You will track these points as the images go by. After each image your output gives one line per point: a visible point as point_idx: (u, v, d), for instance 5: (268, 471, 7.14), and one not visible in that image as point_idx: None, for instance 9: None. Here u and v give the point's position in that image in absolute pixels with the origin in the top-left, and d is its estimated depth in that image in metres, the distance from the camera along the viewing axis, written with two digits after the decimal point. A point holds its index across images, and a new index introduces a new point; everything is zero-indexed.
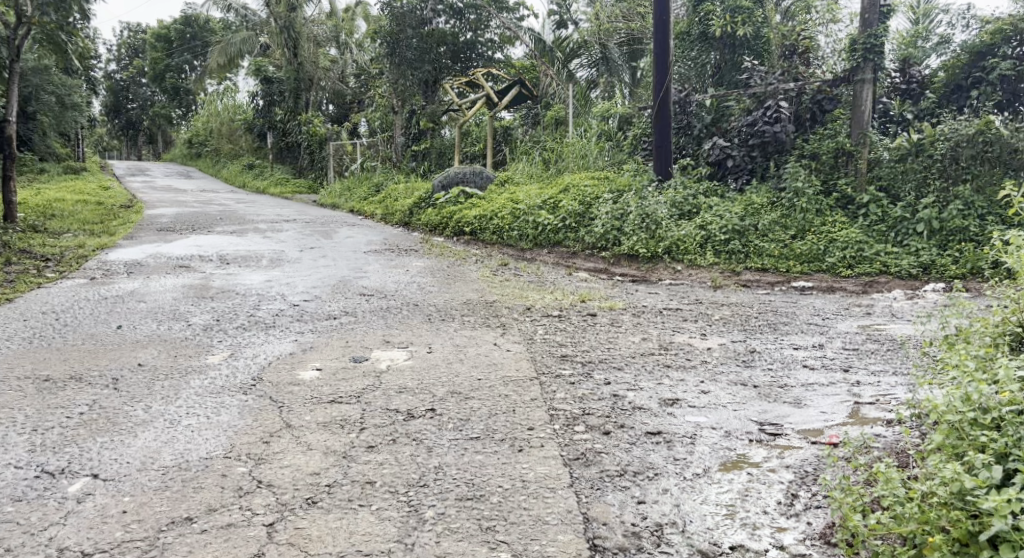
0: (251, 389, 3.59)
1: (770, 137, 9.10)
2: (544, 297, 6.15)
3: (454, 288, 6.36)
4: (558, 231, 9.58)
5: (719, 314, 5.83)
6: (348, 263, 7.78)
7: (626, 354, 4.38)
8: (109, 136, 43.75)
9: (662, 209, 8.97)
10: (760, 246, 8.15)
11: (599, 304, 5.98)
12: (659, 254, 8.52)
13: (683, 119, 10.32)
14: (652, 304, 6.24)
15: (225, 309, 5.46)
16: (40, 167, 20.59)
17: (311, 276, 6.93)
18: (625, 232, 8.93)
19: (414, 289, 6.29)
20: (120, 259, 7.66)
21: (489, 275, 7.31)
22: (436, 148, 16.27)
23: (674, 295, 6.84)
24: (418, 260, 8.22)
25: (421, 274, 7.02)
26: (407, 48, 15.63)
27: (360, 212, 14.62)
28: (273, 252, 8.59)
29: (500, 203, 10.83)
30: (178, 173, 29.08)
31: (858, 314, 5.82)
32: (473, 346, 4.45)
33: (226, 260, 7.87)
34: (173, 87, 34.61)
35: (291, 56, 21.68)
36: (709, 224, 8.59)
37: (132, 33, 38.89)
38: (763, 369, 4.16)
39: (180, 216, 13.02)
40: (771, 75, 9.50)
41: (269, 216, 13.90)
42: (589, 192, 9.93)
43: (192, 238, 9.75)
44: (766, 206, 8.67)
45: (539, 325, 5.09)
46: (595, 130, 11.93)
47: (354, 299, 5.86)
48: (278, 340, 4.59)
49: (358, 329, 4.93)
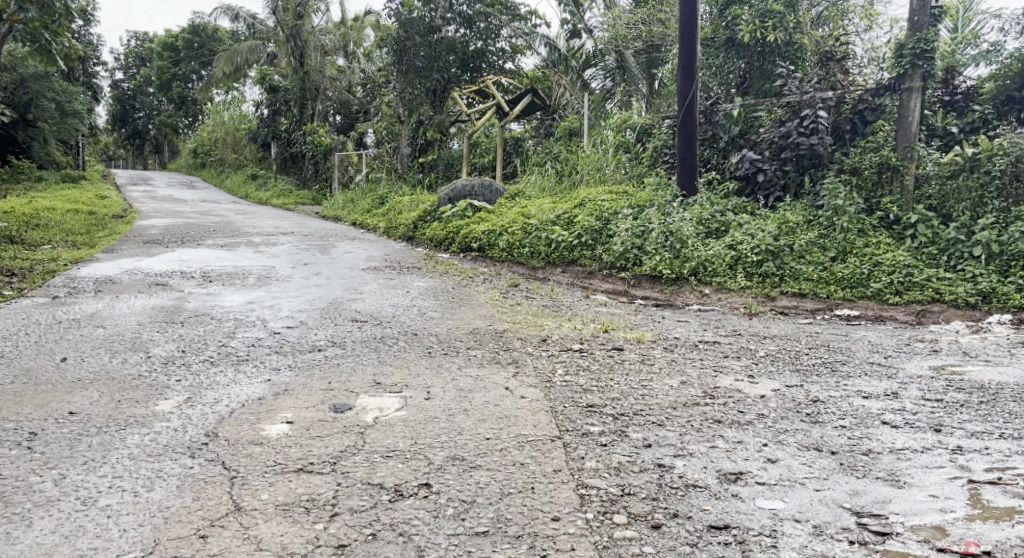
0: (200, 451, 2.86)
1: (806, 151, 8.37)
2: (562, 326, 5.39)
3: (459, 314, 5.62)
4: (573, 248, 8.85)
5: (764, 351, 5.06)
6: (342, 282, 7.07)
7: (665, 405, 3.63)
8: (115, 145, 43.35)
9: (688, 226, 8.23)
10: (797, 268, 7.40)
11: (626, 336, 5.22)
12: (683, 275, 7.77)
13: (709, 130, 9.59)
14: (685, 335, 5.47)
15: (194, 337, 4.74)
16: (39, 175, 19.93)
17: (300, 297, 6.21)
18: (647, 251, 8.20)
19: (414, 314, 5.55)
20: (92, 275, 6.96)
21: (498, 297, 6.58)
22: (444, 159, 15.57)
23: (707, 324, 6.10)
24: (420, 279, 7.49)
25: (423, 296, 6.30)
26: (415, 55, 15.15)
27: (362, 225, 13.93)
28: (263, 268, 7.87)
29: (510, 217, 10.12)
30: (180, 182, 28.41)
31: (924, 352, 5.04)
32: (482, 389, 3.71)
33: (209, 278, 7.14)
34: (180, 97, 34.17)
35: (297, 64, 21.31)
36: (740, 244, 7.87)
37: (140, 42, 38.33)
38: (835, 427, 3.39)
39: (172, 228, 12.33)
40: (807, 83, 8.85)
41: (266, 228, 13.20)
42: (607, 207, 9.20)
43: (177, 251, 9.08)
44: (802, 226, 7.94)
45: (558, 362, 4.35)
46: (613, 142, 11.20)
47: (345, 327, 5.12)
48: (248, 380, 3.85)
49: (346, 365, 4.18)
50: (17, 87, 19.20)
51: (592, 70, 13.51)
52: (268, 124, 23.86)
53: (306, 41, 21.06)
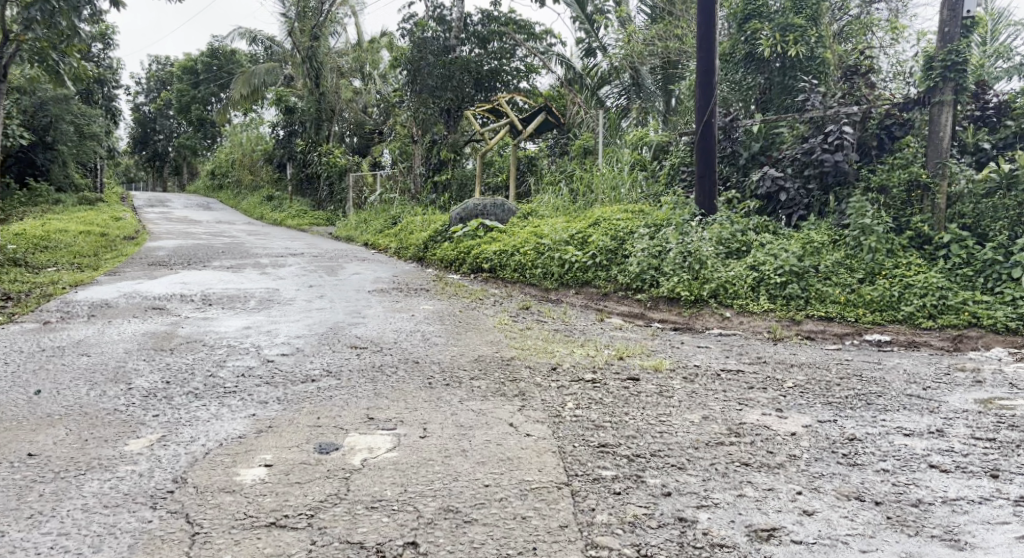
0: (162, 501, 2.57)
1: (831, 168, 8.02)
2: (574, 354, 5.05)
3: (464, 340, 5.29)
4: (587, 269, 8.52)
5: (792, 381, 4.69)
6: (346, 305, 6.79)
7: (684, 445, 3.29)
8: (136, 167, 43.70)
9: (707, 245, 7.89)
10: (823, 290, 7.04)
11: (642, 365, 4.87)
12: (702, 297, 7.43)
13: (728, 147, 9.28)
14: (706, 363, 5.11)
15: (181, 367, 4.45)
16: (56, 197, 19.91)
17: (299, 321, 5.93)
18: (664, 272, 7.86)
19: (416, 340, 5.24)
20: (88, 298, 6.73)
21: (507, 321, 6.26)
22: (457, 179, 15.31)
23: (729, 350, 5.74)
24: (427, 302, 7.20)
25: (428, 320, 6.00)
26: (428, 75, 14.92)
27: (374, 245, 13.70)
28: (266, 291, 7.61)
29: (522, 237, 9.83)
30: (196, 204, 28.40)
31: (966, 383, 4.66)
32: (483, 426, 3.38)
33: (210, 302, 6.88)
34: (199, 119, 34.29)
35: (313, 86, 21.09)
36: (762, 265, 7.52)
37: (161, 65, 38.66)
38: (877, 471, 3.05)
39: (181, 250, 12.14)
40: (830, 98, 8.51)
41: (276, 249, 12.99)
42: (622, 226, 8.88)
43: (179, 273, 8.87)
44: (827, 246, 7.58)
45: (568, 394, 4.00)
46: (628, 159, 10.89)
47: (342, 355, 4.82)
48: (230, 415, 3.55)
49: (339, 398, 3.86)
50: (35, 111, 19.28)
51: (606, 89, 13.91)
52: (283, 145, 23.79)
53: (322, 62, 20.87)
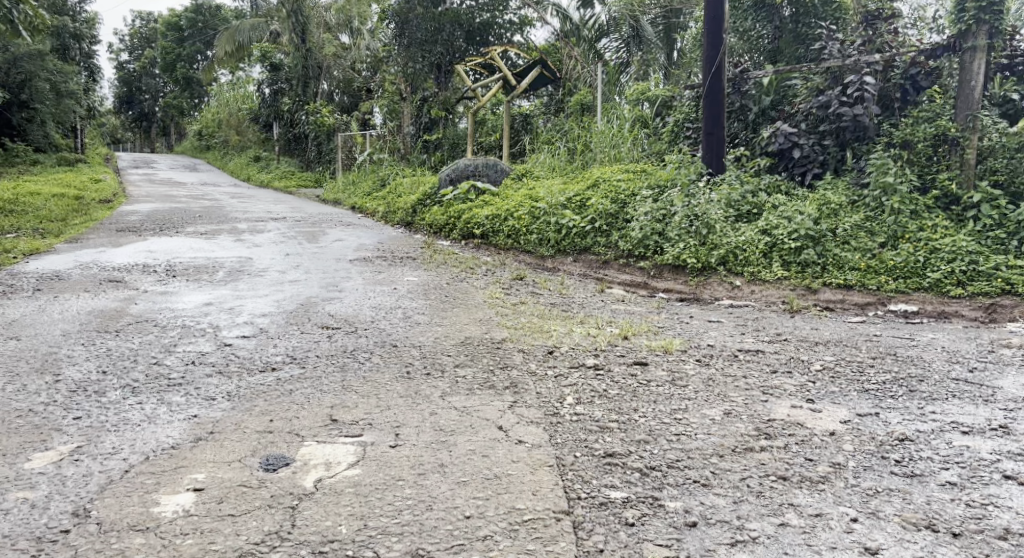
0: (49, 546, 2.08)
1: (849, 122, 7.41)
2: (572, 335, 4.50)
3: (450, 318, 4.72)
4: (585, 234, 7.96)
5: (820, 363, 4.15)
6: (322, 276, 6.21)
7: (708, 452, 2.74)
8: (122, 127, 42.73)
9: (715, 208, 7.31)
10: (841, 256, 6.49)
11: (650, 346, 4.32)
12: (710, 265, 6.90)
13: (737, 101, 8.65)
14: (721, 342, 4.56)
15: (124, 353, 3.88)
16: (34, 158, 19.08)
17: (269, 296, 5.35)
18: (669, 237, 7.30)
19: (396, 319, 4.67)
20: (39, 270, 6.14)
21: (498, 294, 5.70)
22: (449, 139, 14.56)
23: (744, 326, 5.21)
24: (413, 273, 6.63)
25: (412, 294, 5.44)
26: (416, 29, 14.28)
27: (361, 209, 13.08)
28: (238, 260, 7.01)
29: (516, 200, 9.24)
30: (181, 166, 27.51)
31: (1016, 363, 4.15)
32: (467, 430, 2.84)
33: (174, 273, 6.29)
34: (184, 78, 33.30)
35: (300, 41, 20.32)
36: (775, 229, 6.97)
37: (144, 22, 37.47)
38: (942, 485, 2.54)
39: (155, 214, 11.46)
40: (849, 46, 7.86)
41: (257, 213, 12.34)
42: (623, 188, 8.27)
43: (147, 240, 8.27)
44: (845, 208, 7.01)
45: (567, 386, 3.46)
46: (628, 116, 10.22)
47: (311, 338, 4.25)
48: (166, 416, 2.98)
49: (300, 394, 3.30)
50: (9, 68, 18.36)
51: (604, 42, 12.54)
52: (270, 104, 23.11)
53: (308, 17, 20.08)
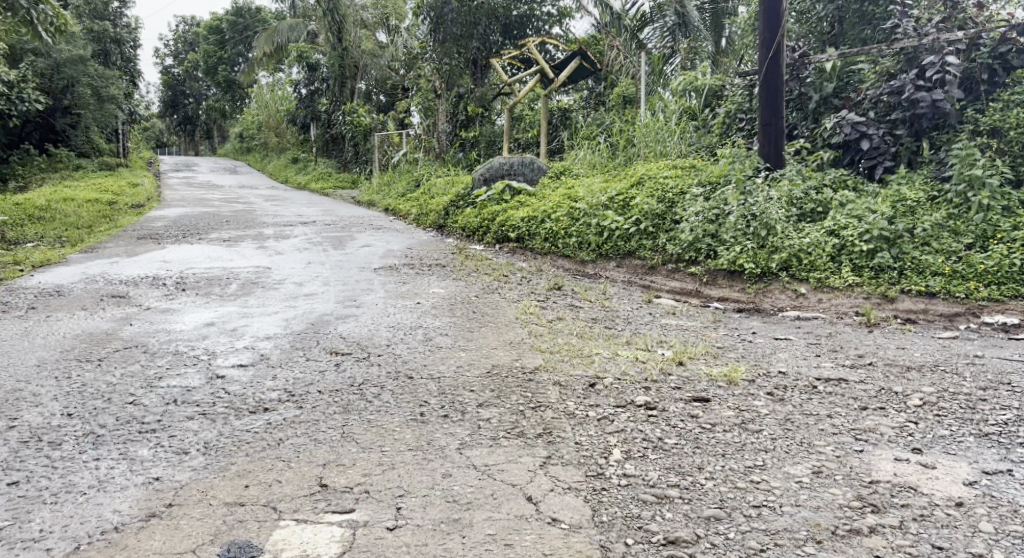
0: None
1: (927, 109, 6.62)
2: (619, 362, 3.86)
3: (476, 342, 4.11)
4: (630, 237, 7.31)
5: (919, 397, 3.38)
6: (342, 288, 5.68)
7: (800, 537, 2.17)
8: (168, 131, 43.10)
9: (775, 206, 6.58)
10: (921, 259, 5.75)
11: (711, 378, 3.65)
12: (770, 270, 6.21)
13: (795, 88, 7.91)
14: (795, 369, 3.87)
15: (98, 388, 3.35)
16: (76, 163, 18.97)
17: (279, 313, 4.81)
18: (723, 239, 6.61)
19: (414, 342, 4.09)
20: (41, 285, 5.70)
21: (533, 309, 5.08)
22: (485, 137, 13.93)
23: (819, 345, 4.50)
24: (441, 283, 6.06)
25: (437, 311, 4.86)
26: (452, 24, 13.50)
27: (395, 211, 12.59)
28: (255, 270, 6.51)
29: (555, 200, 8.61)
30: (222, 168, 27.43)
31: None
32: (487, 502, 2.30)
33: (184, 287, 5.80)
34: (227, 81, 33.33)
35: (335, 40, 19.69)
36: (843, 230, 6.24)
37: (188, 26, 37.61)
38: None
39: (182, 220, 11.07)
40: (926, 23, 7.03)
41: (288, 217, 11.91)
42: (671, 186, 7.58)
43: (166, 248, 7.83)
44: (922, 205, 6.25)
45: (614, 434, 2.82)
46: (675, 108, 9.49)
47: (316, 368, 3.69)
48: (122, 477, 2.46)
49: (289, 446, 2.74)
50: (51, 73, 18.18)
51: (648, 31, 12.10)
52: (307, 104, 22.80)
53: (345, 16, 19.41)
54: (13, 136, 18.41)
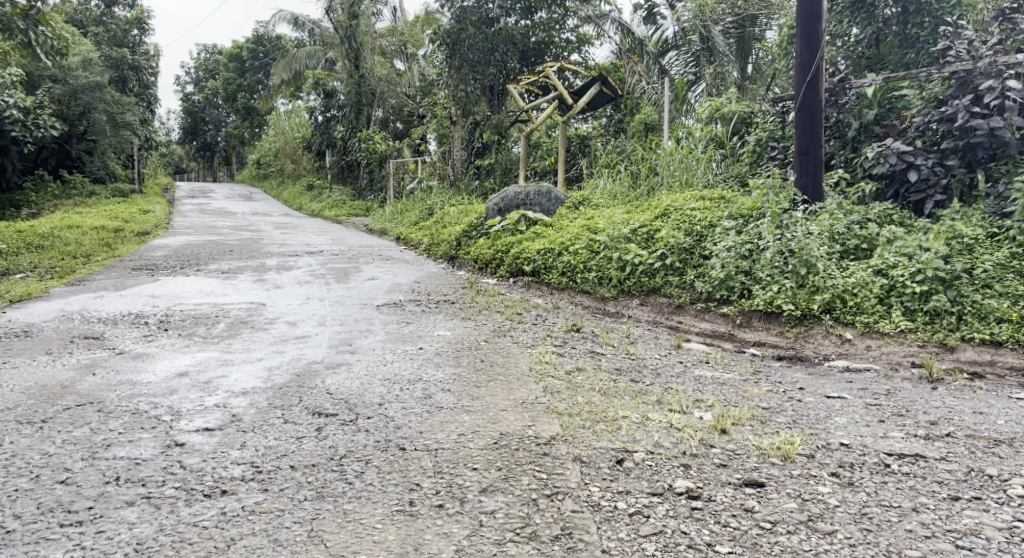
0: None
1: (984, 138, 6.07)
2: (650, 430, 3.27)
3: (482, 401, 3.52)
4: (654, 273, 6.73)
5: (1020, 485, 2.80)
6: (338, 330, 5.14)
7: None
8: (188, 157, 43.18)
9: (815, 242, 5.99)
10: (983, 304, 5.15)
11: (762, 453, 3.06)
12: (811, 313, 5.62)
13: (833, 116, 7.35)
14: (860, 440, 3.28)
15: (31, 459, 2.82)
16: (90, 190, 18.63)
17: (263, 360, 4.25)
18: (759, 277, 6.02)
19: (411, 401, 3.51)
20: (10, 323, 5.21)
21: (549, 357, 4.51)
22: (501, 164, 13.44)
23: (879, 407, 3.90)
24: (448, 324, 5.50)
25: (442, 359, 4.30)
26: (469, 49, 13.18)
27: (406, 240, 12.08)
28: (248, 307, 5.99)
29: (573, 232, 8.07)
30: (238, 195, 27.13)
31: None
32: None
33: (166, 326, 5.28)
34: (245, 108, 33.25)
35: (352, 67, 19.49)
36: (893, 269, 5.65)
37: (208, 55, 37.72)
38: None
39: (185, 250, 10.58)
40: (981, 45, 6.49)
41: (295, 246, 11.44)
42: (699, 217, 7.00)
43: (158, 280, 7.37)
44: (982, 243, 5.67)
45: (646, 541, 2.39)
46: (702, 135, 8.94)
47: (293, 434, 3.13)
48: None
49: (240, 550, 2.33)
50: (68, 99, 17.88)
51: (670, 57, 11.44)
52: (323, 131, 22.57)
53: (363, 43, 19.27)
54: (28, 162, 18.12)
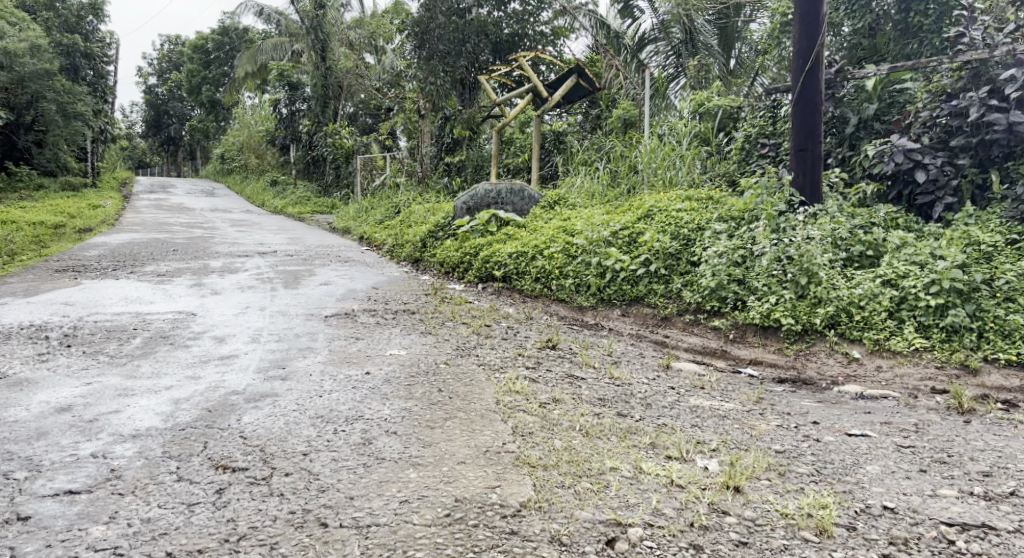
0: None
1: (1001, 134, 5.54)
2: (642, 488, 2.60)
3: (436, 449, 2.81)
4: (637, 281, 6.06)
5: None
6: (271, 347, 4.38)
7: None
8: (151, 150, 41.71)
9: (817, 248, 5.34)
10: (1009, 319, 4.53)
11: (789, 525, 2.43)
12: (813, 329, 4.97)
13: (832, 109, 6.74)
14: (907, 499, 2.66)
15: None
16: (37, 183, 17.50)
17: (171, 389, 3.49)
18: (755, 287, 5.36)
19: (344, 449, 2.78)
20: None
21: (519, 384, 3.78)
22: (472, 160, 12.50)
23: (913, 448, 3.27)
24: (403, 339, 4.76)
25: (390, 388, 3.58)
26: (438, 39, 12.48)
27: (369, 240, 11.32)
28: (174, 318, 5.23)
29: (547, 233, 7.38)
30: (199, 190, 26.03)
31: None
32: None
33: (71, 340, 4.52)
34: (210, 101, 32.05)
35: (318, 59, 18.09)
36: (904, 278, 5.02)
37: (173, 46, 36.39)
38: None
39: (125, 248, 9.68)
40: (997, 33, 5.93)
41: (249, 245, 10.61)
42: (686, 219, 6.33)
43: (83, 283, 6.58)
44: (1001, 252, 5.08)
45: None
46: (685, 131, 8.26)
47: (183, 500, 2.42)
48: None
49: None
50: (15, 88, 16.65)
51: (648, 51, 10.93)
52: (287, 125, 21.65)
53: (329, 34, 17.91)
54: None
